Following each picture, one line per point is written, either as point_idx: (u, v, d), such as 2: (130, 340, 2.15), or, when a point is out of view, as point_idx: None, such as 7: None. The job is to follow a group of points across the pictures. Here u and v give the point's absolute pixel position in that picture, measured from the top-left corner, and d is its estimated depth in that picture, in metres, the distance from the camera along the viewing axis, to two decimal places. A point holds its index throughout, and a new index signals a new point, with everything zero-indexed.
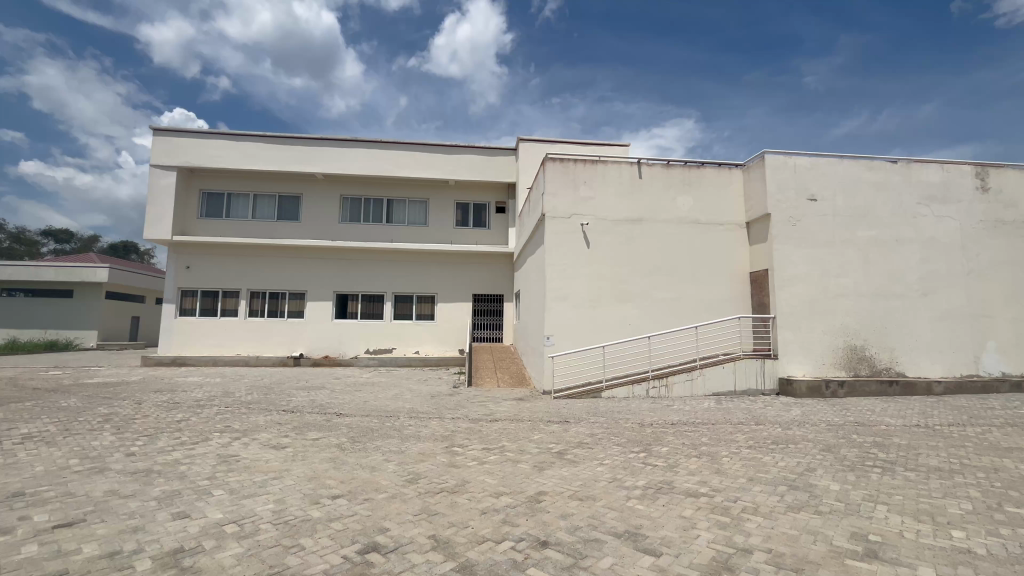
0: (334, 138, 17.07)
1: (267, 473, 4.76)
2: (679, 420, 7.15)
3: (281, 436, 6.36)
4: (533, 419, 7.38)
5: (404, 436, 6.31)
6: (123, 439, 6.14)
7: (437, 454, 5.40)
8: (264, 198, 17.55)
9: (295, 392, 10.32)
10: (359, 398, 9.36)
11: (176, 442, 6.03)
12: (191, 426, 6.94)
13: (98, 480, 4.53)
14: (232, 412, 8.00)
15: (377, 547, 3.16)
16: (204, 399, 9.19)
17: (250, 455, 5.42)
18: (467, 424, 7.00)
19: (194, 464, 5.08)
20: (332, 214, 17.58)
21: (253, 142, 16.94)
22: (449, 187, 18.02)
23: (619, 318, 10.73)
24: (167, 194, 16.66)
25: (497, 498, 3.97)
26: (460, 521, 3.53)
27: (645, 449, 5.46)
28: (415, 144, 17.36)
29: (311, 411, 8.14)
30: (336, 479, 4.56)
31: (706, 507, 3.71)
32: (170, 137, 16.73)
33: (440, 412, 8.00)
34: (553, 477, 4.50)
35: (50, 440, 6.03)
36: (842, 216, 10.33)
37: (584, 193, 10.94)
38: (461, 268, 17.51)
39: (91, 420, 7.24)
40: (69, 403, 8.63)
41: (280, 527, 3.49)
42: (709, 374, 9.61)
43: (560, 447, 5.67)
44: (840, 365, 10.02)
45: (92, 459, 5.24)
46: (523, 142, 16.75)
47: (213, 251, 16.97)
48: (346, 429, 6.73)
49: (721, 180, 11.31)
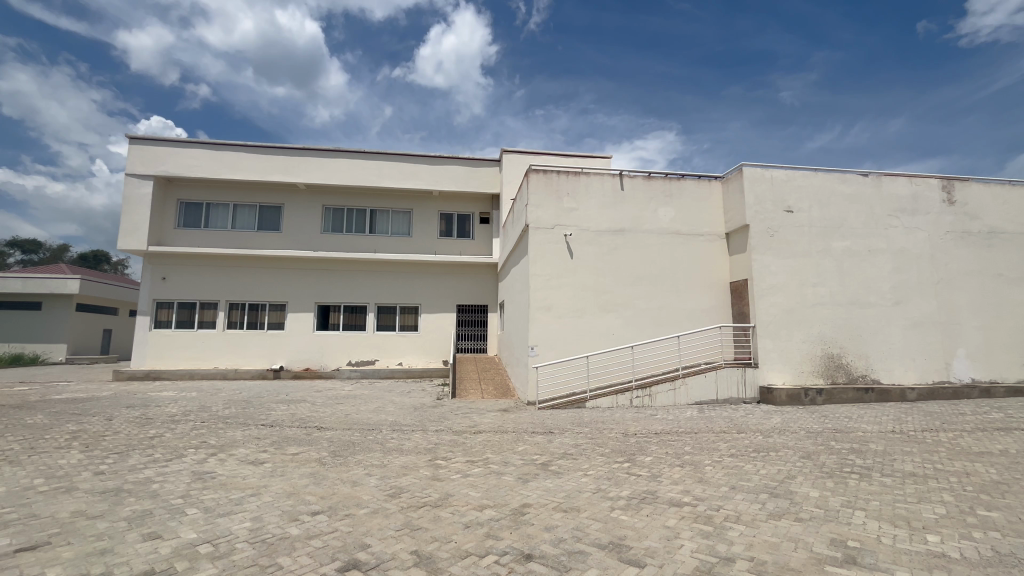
0: (317, 148, 16.95)
1: (244, 490, 4.63)
2: (663, 429, 7.18)
3: (260, 451, 6.20)
4: (518, 430, 7.34)
5: (386, 450, 6.20)
6: (92, 458, 5.91)
7: (420, 467, 5.33)
8: (244, 208, 17.28)
9: (275, 405, 10.08)
10: (341, 412, 9.20)
11: (148, 459, 5.83)
12: (165, 442, 6.73)
13: (64, 501, 4.35)
14: (208, 427, 7.78)
15: (358, 564, 3.09)
16: (179, 414, 8.94)
17: (226, 472, 5.27)
18: (451, 436, 6.93)
19: (167, 482, 4.91)
20: (314, 223, 17.39)
21: (233, 151, 16.72)
22: (433, 198, 18.01)
23: (603, 328, 10.78)
24: (144, 204, 16.29)
25: (481, 511, 3.93)
26: (443, 535, 3.48)
27: (629, 459, 5.47)
28: (399, 154, 17.33)
29: (291, 425, 7.96)
30: (316, 495, 4.46)
31: (690, 516, 3.73)
32: (147, 146, 16.42)
33: (423, 424, 7.91)
34: (538, 489, 4.47)
35: (14, 459, 5.78)
36: (817, 227, 10.61)
37: (567, 205, 11.04)
38: (445, 278, 17.46)
39: (58, 437, 6.97)
40: (34, 420, 8.29)
41: (257, 546, 3.39)
42: (692, 383, 9.72)
43: (544, 458, 5.65)
44: (818, 373, 10.22)
45: (59, 478, 5.04)
46: (507, 154, 16.88)
47: (190, 262, 16.59)
48: (326, 444, 6.60)
49: (700, 192, 11.55)
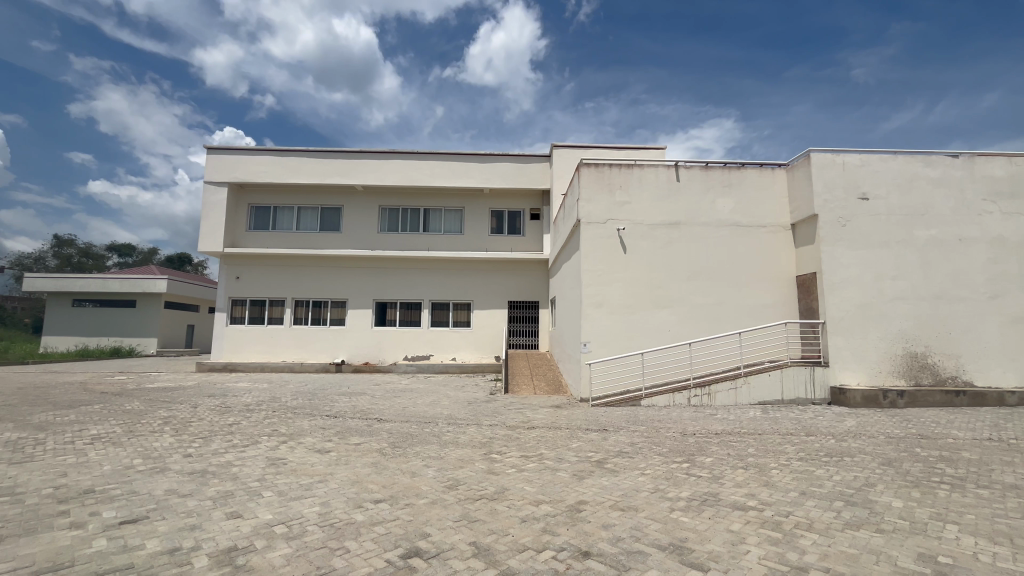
0: (373, 150, 17.63)
1: (313, 476, 4.91)
2: (724, 429, 6.90)
3: (325, 440, 6.55)
4: (571, 427, 7.31)
5: (442, 442, 6.36)
6: (181, 441, 6.48)
7: (476, 461, 5.43)
8: (308, 210, 18.26)
9: (338, 397, 10.62)
10: (399, 404, 9.55)
11: (228, 445, 6.32)
12: (241, 429, 7.26)
13: (159, 480, 4.80)
14: (279, 416, 8.32)
15: (420, 552, 3.20)
16: (254, 403, 9.63)
17: (296, 458, 5.62)
18: (505, 431, 7.00)
19: (245, 466, 5.30)
20: (371, 223, 18.09)
21: (297, 157, 17.71)
22: (484, 195, 18.22)
23: (658, 325, 10.48)
24: (220, 209, 17.61)
25: (537, 506, 3.95)
26: (500, 528, 3.53)
27: (688, 460, 5.29)
28: (450, 154, 17.65)
29: (352, 417, 8.34)
30: (378, 484, 4.65)
31: (756, 521, 3.57)
32: (221, 155, 17.68)
33: (478, 418, 8.06)
34: (593, 487, 4.43)
35: (116, 441, 6.46)
36: (897, 215, 9.76)
37: (620, 198, 10.81)
38: (496, 275, 17.64)
39: (152, 422, 7.71)
40: (132, 406, 9.23)
41: (326, 530, 3.58)
42: (755, 382, 9.25)
43: (599, 455, 5.59)
44: (899, 373, 9.43)
45: (153, 459, 5.57)
46: (557, 149, 16.77)
47: (260, 262, 17.75)
48: (386, 435, 6.86)
49: (763, 181, 10.94)
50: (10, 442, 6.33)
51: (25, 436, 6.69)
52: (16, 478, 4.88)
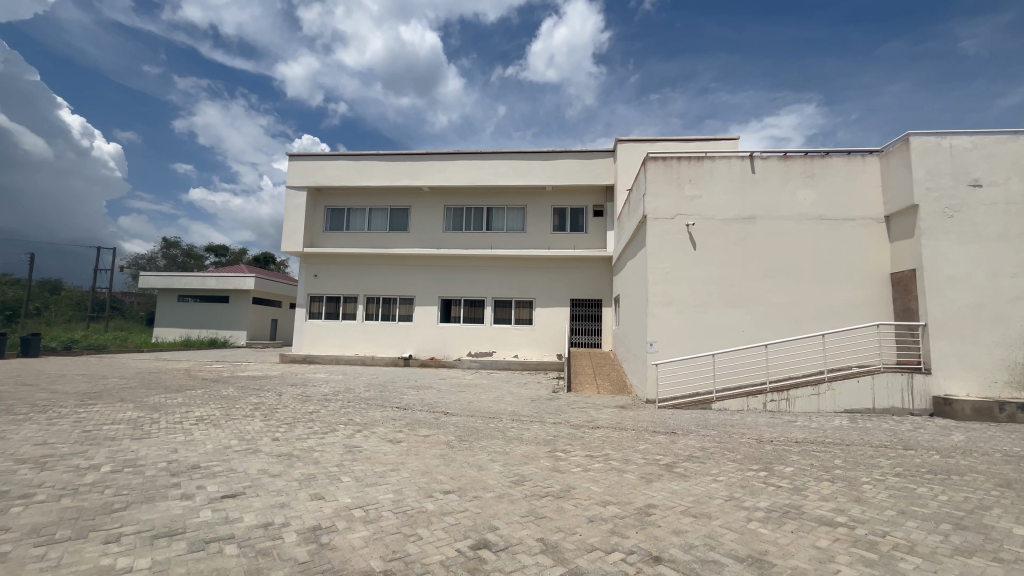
0: (439, 152, 18.17)
1: (386, 465, 5.16)
2: (806, 438, 6.43)
3: (397, 431, 6.86)
4: (637, 428, 7.13)
5: (507, 438, 6.44)
6: (269, 426, 7.07)
7: (541, 458, 5.46)
8: (378, 211, 19.16)
9: (406, 390, 11.09)
10: (464, 399, 9.81)
11: (310, 431, 6.80)
12: (320, 417, 7.78)
13: (253, 460, 5.27)
14: (354, 406, 8.83)
15: (488, 544, 3.27)
16: (331, 393, 10.29)
17: (371, 447, 5.94)
18: (569, 430, 6.95)
19: (325, 452, 5.68)
20: (437, 222, 18.66)
21: (369, 161, 18.64)
22: (546, 193, 18.18)
23: (731, 325, 9.95)
24: (300, 212, 18.94)
25: (604, 507, 3.90)
26: (567, 527, 3.52)
27: (766, 468, 4.99)
28: (513, 152, 17.80)
29: (421, 409, 8.67)
30: (446, 475, 4.80)
31: (846, 539, 3.29)
32: (301, 161, 18.99)
33: (541, 416, 8.09)
34: (662, 490, 4.31)
35: (216, 423, 7.17)
36: (1017, 203, 8.59)
37: (689, 192, 10.37)
38: (558, 273, 17.59)
39: (245, 407, 8.46)
40: (228, 392, 10.19)
41: (400, 516, 3.76)
42: (841, 389, 8.54)
43: (668, 459, 5.41)
44: (1018, 384, 8.31)
45: (247, 441, 6.12)
46: (621, 143, 16.40)
47: (335, 261, 18.88)
48: (453, 428, 7.06)
49: (852, 170, 10.04)
50: (131, 420, 7.21)
51: (143, 415, 7.60)
52: (137, 451, 5.56)
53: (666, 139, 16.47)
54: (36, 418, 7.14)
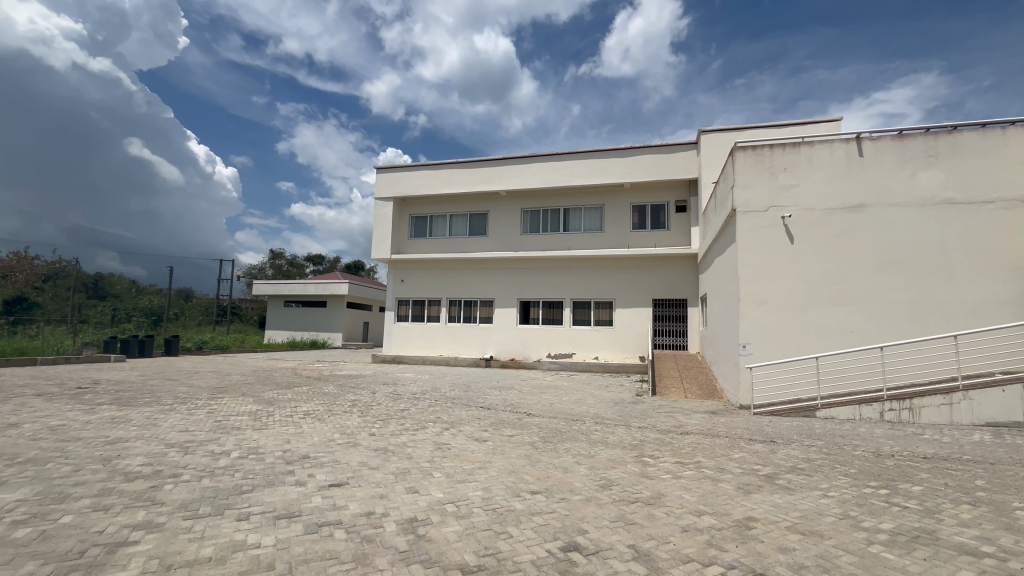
0: (515, 156, 18.45)
1: (474, 462, 5.33)
2: (935, 453, 5.66)
3: (482, 430, 7.06)
4: (731, 435, 6.72)
5: (591, 441, 6.37)
6: (366, 421, 7.60)
7: (627, 463, 5.33)
8: (458, 217, 19.85)
9: (489, 390, 11.36)
10: (545, 400, 9.84)
11: (402, 427, 7.21)
12: (411, 414, 8.22)
13: (354, 452, 5.70)
14: (441, 405, 9.21)
15: (578, 547, 3.26)
16: (419, 392, 10.83)
17: (459, 444, 6.17)
18: (656, 435, 6.71)
19: (417, 448, 5.99)
20: (514, 226, 18.93)
21: (449, 169, 19.39)
22: (625, 190, 17.73)
23: (838, 325, 9.02)
24: (387, 221, 20.16)
25: (698, 517, 3.72)
26: (660, 534, 3.41)
27: (887, 486, 4.46)
28: (589, 152, 17.60)
29: (504, 409, 8.85)
30: (532, 475, 4.85)
31: (995, 572, 2.85)
32: (387, 174, 20.21)
33: (626, 419, 7.90)
34: (764, 503, 4.01)
35: (320, 417, 7.85)
36: None
37: (784, 181, 9.58)
38: (639, 272, 17.08)
39: (344, 403, 9.18)
40: (329, 389, 11.10)
41: (490, 513, 3.86)
42: (980, 398, 7.42)
43: (768, 470, 5.03)
44: None
45: (347, 434, 6.64)
46: (705, 134, 15.58)
47: (420, 266, 19.85)
48: (536, 429, 7.10)
49: (987, 145, 8.71)
50: (252, 412, 8.12)
51: (261, 408, 8.52)
52: (258, 440, 6.25)
53: (755, 127, 15.36)
54: (180, 408, 8.29)
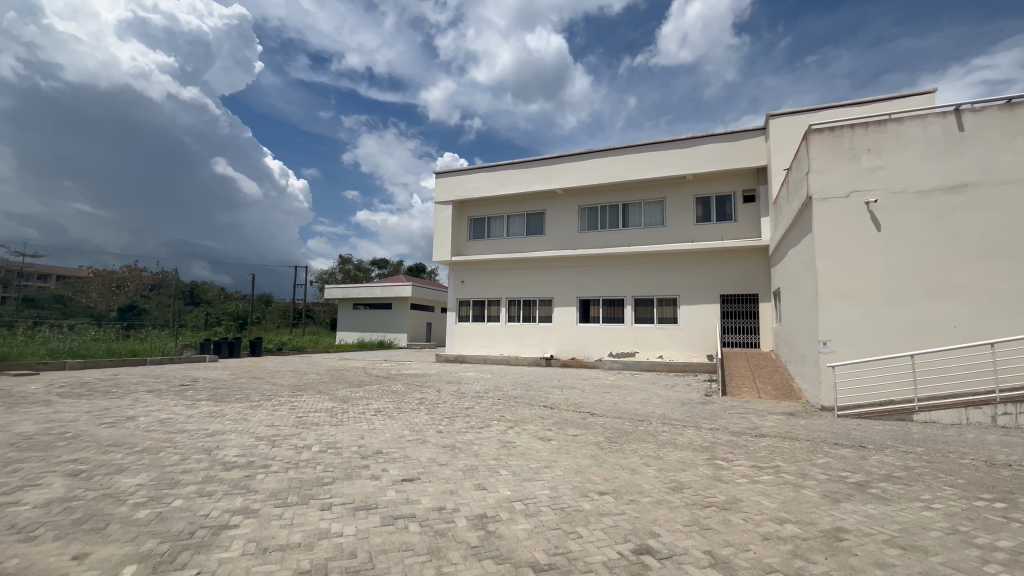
0: (571, 154, 18.30)
1: (540, 461, 5.35)
2: None
3: (546, 429, 7.07)
4: (814, 439, 6.27)
5: (660, 443, 6.18)
6: (434, 419, 7.85)
7: (699, 465, 5.12)
8: (516, 217, 19.99)
9: (551, 390, 11.35)
10: (609, 400, 9.69)
11: (468, 425, 7.38)
12: (475, 413, 8.39)
13: (424, 449, 5.92)
14: (504, 403, 9.33)
15: (651, 550, 3.18)
16: (482, 391, 11.04)
17: (524, 443, 6.22)
18: (729, 437, 6.41)
19: (483, 446, 6.11)
20: (572, 224, 18.78)
21: (505, 170, 19.60)
22: (687, 182, 17.05)
23: (937, 319, 8.16)
24: (447, 224, 20.70)
25: (781, 525, 3.51)
26: (738, 542, 3.25)
27: (1005, 500, 3.97)
28: (648, 144, 17.10)
29: (567, 408, 8.81)
30: (600, 476, 4.80)
31: None
32: (446, 178, 20.76)
33: (695, 420, 7.60)
34: (855, 514, 3.71)
35: (391, 414, 8.22)
36: None
37: (868, 164, 8.81)
38: (704, 267, 16.37)
39: (412, 401, 9.54)
40: (398, 387, 11.58)
41: (558, 512, 3.86)
42: None
43: (858, 477, 4.64)
44: None
45: (417, 431, 6.89)
46: (774, 119, 14.64)
47: (479, 267, 20.19)
48: (601, 430, 7.01)
49: None
50: (329, 409, 8.64)
51: (337, 405, 9.05)
52: (335, 436, 6.65)
53: (832, 106, 14.22)
54: (266, 405, 8.99)
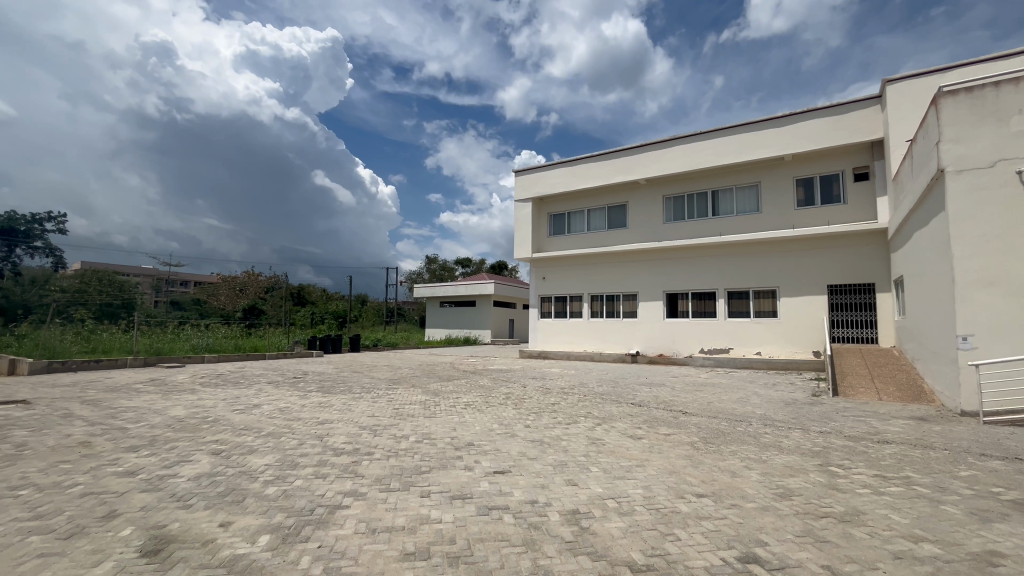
0: (654, 142, 17.59)
1: (630, 460, 5.24)
2: None
3: (636, 427, 6.89)
4: (952, 448, 5.47)
5: (762, 445, 5.76)
6: (521, 414, 7.98)
7: (810, 471, 4.69)
8: (596, 211, 19.66)
9: (639, 387, 11.03)
10: (702, 399, 9.22)
11: (555, 421, 7.41)
12: (562, 409, 8.40)
13: (513, 443, 6.04)
14: (591, 400, 9.24)
15: (759, 559, 2.98)
16: (568, 387, 11.02)
17: (613, 440, 6.11)
18: (844, 442, 5.80)
19: (571, 442, 6.11)
20: (656, 214, 18.06)
21: (584, 164, 19.35)
22: (786, 163, 15.63)
23: None
24: (527, 221, 20.89)
25: (916, 543, 3.11)
26: (863, 559, 2.94)
27: None
28: (740, 125, 15.93)
29: (657, 407, 8.52)
30: (696, 478, 4.58)
31: None
32: (524, 176, 20.96)
33: (802, 422, 6.98)
34: (1014, 537, 3.17)
35: (480, 408, 8.49)
36: None
37: (1018, 127, 7.49)
38: (808, 255, 14.93)
39: (499, 396, 9.78)
40: (485, 382, 11.95)
41: (653, 513, 3.75)
42: None
43: (1014, 494, 3.98)
44: None
45: (505, 425, 7.05)
46: (891, 85, 12.95)
47: (561, 263, 20.13)
48: (695, 429, 6.69)
49: None
50: (423, 402, 9.13)
51: (430, 398, 9.54)
52: (430, 427, 7.01)
53: (966, 64, 12.26)
54: (367, 397, 9.71)
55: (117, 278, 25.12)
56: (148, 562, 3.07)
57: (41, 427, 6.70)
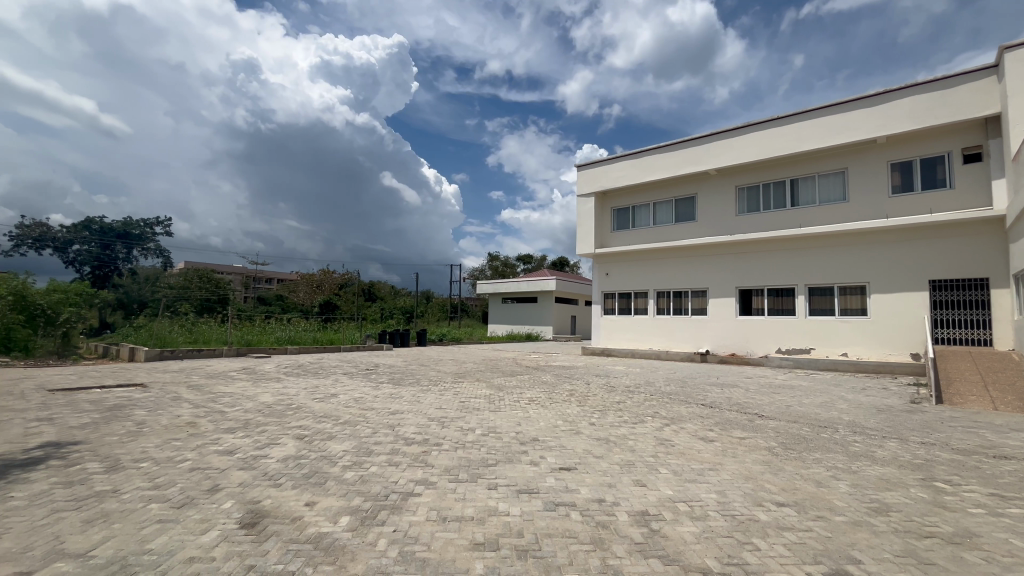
0: (726, 130, 16.65)
1: (702, 463, 5.02)
2: None
3: (707, 429, 6.59)
4: None
5: (851, 454, 5.30)
6: (586, 411, 7.91)
7: (910, 486, 4.25)
8: (662, 204, 18.97)
9: (709, 387, 10.57)
10: (780, 402, 8.66)
11: (621, 420, 7.27)
12: (628, 407, 8.24)
13: (578, 440, 5.99)
14: (657, 400, 8.98)
15: None
16: (633, 385, 10.79)
17: (683, 442, 5.89)
18: (951, 455, 5.20)
19: (638, 441, 5.96)
20: (728, 206, 17.11)
21: (649, 156, 18.72)
22: (879, 146, 14.20)
23: None
24: (590, 216, 20.57)
25: None
26: None
27: None
28: (824, 107, 14.67)
29: (730, 408, 8.11)
30: (776, 485, 4.30)
31: None
32: (587, 171, 20.64)
33: (898, 431, 6.36)
34: None
35: (543, 404, 8.50)
36: None
37: None
38: (906, 247, 13.49)
39: (563, 392, 9.76)
40: (548, 378, 11.97)
41: (729, 519, 3.58)
42: None
43: None
44: None
45: (569, 422, 7.01)
46: (1010, 52, 11.39)
47: (625, 258, 19.64)
48: (773, 434, 6.29)
49: None
50: (487, 396, 9.30)
51: (494, 392, 9.70)
52: (494, 421, 7.13)
53: None
54: (434, 390, 10.04)
55: (214, 276, 27.82)
56: (247, 533, 3.38)
57: (156, 408, 7.58)
